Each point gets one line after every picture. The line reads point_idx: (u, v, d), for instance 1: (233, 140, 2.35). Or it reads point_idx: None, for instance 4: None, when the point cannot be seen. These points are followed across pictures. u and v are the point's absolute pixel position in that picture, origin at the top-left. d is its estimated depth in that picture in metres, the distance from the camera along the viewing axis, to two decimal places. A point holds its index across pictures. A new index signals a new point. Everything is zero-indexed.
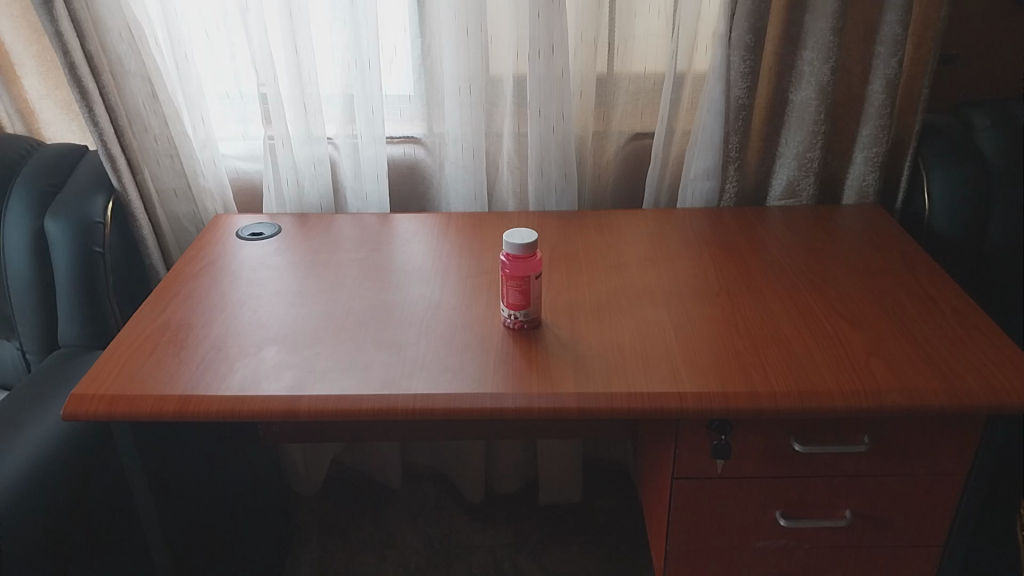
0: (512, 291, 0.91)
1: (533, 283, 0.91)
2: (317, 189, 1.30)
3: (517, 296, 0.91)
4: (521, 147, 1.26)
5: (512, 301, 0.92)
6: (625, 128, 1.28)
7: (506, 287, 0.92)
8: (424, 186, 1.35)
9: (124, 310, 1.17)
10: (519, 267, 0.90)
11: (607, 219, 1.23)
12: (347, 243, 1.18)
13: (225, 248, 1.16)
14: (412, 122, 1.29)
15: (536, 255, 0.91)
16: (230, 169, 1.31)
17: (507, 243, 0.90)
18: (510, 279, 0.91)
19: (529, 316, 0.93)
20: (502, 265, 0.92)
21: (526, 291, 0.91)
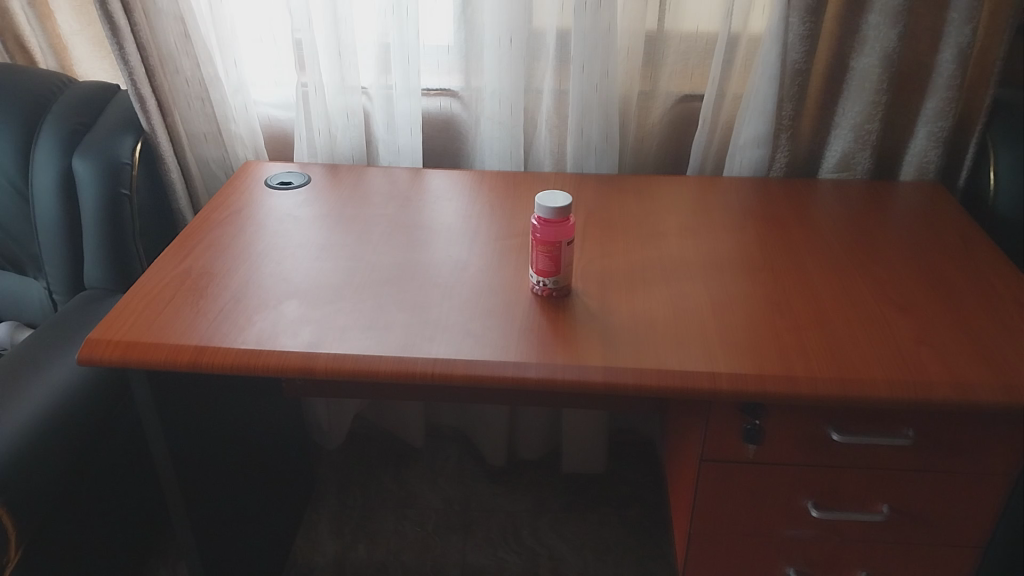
0: (542, 257, 0.87)
1: (564, 250, 0.87)
2: (349, 140, 1.26)
3: (547, 263, 0.87)
4: (562, 106, 1.21)
5: (542, 267, 0.88)
6: (673, 89, 1.22)
7: (536, 252, 0.88)
8: (458, 141, 1.31)
9: (148, 254, 1.15)
10: (551, 233, 0.86)
11: (648, 185, 1.18)
12: (378, 198, 1.14)
13: (253, 197, 1.14)
14: (449, 74, 1.24)
15: (569, 220, 0.87)
16: (263, 116, 1.28)
17: (539, 206, 0.85)
18: (541, 244, 0.87)
19: (559, 283, 0.89)
20: (533, 229, 0.88)
21: (556, 257, 0.87)
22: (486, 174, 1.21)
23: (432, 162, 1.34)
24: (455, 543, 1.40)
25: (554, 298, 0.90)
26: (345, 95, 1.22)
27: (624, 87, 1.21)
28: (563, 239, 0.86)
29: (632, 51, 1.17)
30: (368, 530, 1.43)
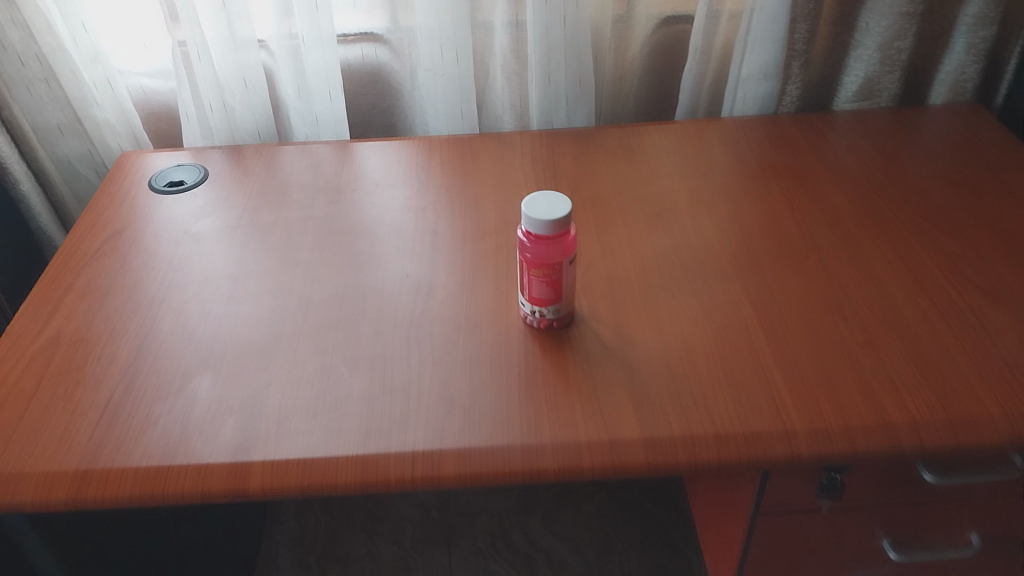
0: (540, 283, 0.66)
1: (566, 270, 0.66)
2: (251, 113, 0.99)
3: (547, 289, 0.66)
4: (519, 45, 0.95)
5: (540, 296, 0.67)
6: (653, 10, 0.97)
7: (529, 276, 0.66)
8: (392, 97, 1.05)
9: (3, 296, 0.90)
10: (547, 251, 0.64)
11: (635, 138, 0.95)
12: (298, 192, 0.89)
13: (134, 208, 0.87)
14: (371, 14, 0.96)
15: (569, 233, 0.65)
16: (133, 88, 0.98)
17: (528, 219, 0.63)
18: (536, 268, 0.65)
19: (562, 311, 0.68)
20: (519, 246, 0.66)
21: (557, 281, 0.66)
22: (432, 143, 0.97)
23: (359, 124, 1.08)
24: (438, 560, 1.23)
25: (558, 332, 0.68)
26: (237, 51, 0.94)
27: (596, 13, 0.95)
28: (564, 257, 0.65)
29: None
30: (338, 556, 1.24)
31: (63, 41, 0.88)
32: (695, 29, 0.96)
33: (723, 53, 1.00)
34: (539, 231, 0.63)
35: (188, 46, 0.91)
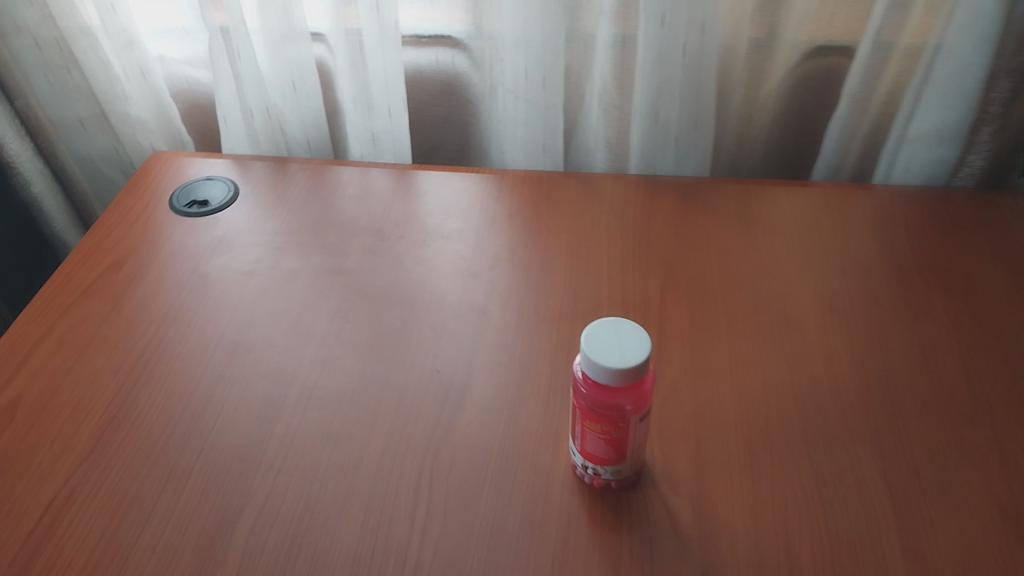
0: (597, 438, 0.49)
1: (635, 428, 0.48)
2: (301, 119, 0.85)
3: (606, 447, 0.49)
4: (625, 71, 0.76)
5: (596, 452, 0.50)
6: (802, 38, 0.76)
7: (583, 426, 0.49)
8: (468, 112, 0.88)
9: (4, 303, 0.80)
10: (610, 402, 0.47)
11: (758, 201, 0.76)
12: (339, 232, 0.73)
13: (147, 228, 0.73)
14: (449, 14, 0.79)
15: (643, 380, 0.47)
16: (173, 77, 0.85)
17: (588, 361, 0.46)
18: (594, 419, 0.48)
19: (625, 470, 0.51)
20: (576, 385, 0.48)
21: (619, 440, 0.49)
22: (505, 181, 0.79)
23: (429, 137, 0.93)
24: None
25: (611, 512, 0.51)
26: (285, 46, 0.79)
27: (727, 37, 0.75)
28: (634, 413, 0.47)
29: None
30: None
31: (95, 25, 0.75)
32: (854, 66, 0.74)
33: (886, 99, 0.78)
34: (602, 380, 0.45)
35: (231, 33, 0.77)
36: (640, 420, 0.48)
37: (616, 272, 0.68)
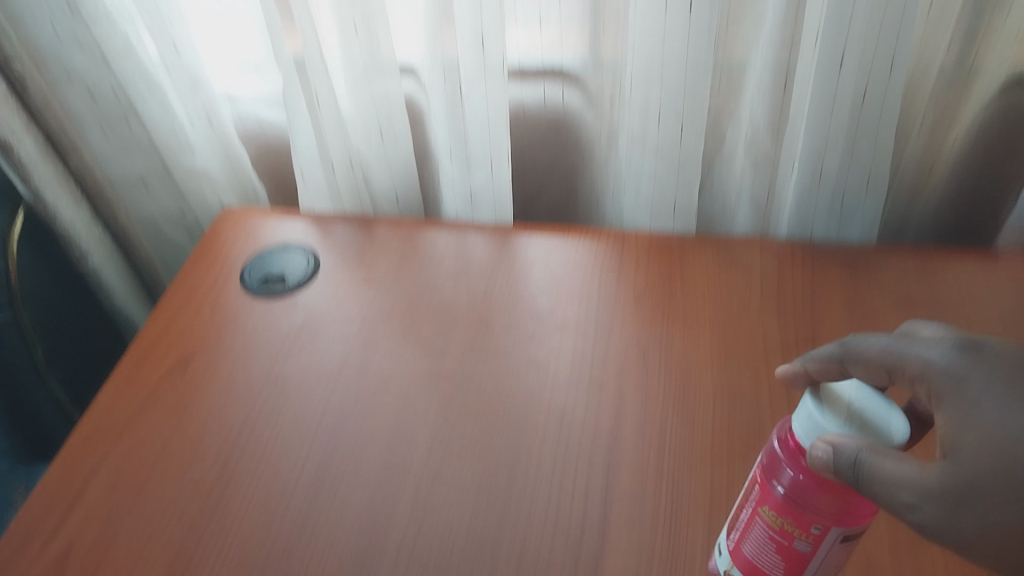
0: (771, 539, 0.39)
1: (832, 555, 0.38)
2: (391, 169, 0.75)
3: (777, 563, 0.39)
4: (786, 99, 0.62)
5: (761, 557, 0.40)
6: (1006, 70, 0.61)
7: (761, 516, 0.39)
8: (578, 156, 0.77)
9: (48, 371, 0.70)
10: (827, 503, 0.36)
11: (947, 283, 0.61)
12: (436, 321, 0.62)
13: (215, 312, 0.64)
14: (562, 46, 0.68)
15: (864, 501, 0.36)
16: (245, 116, 0.75)
17: (801, 418, 0.36)
18: (775, 514, 0.38)
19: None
20: (772, 462, 0.38)
21: (792, 558, 0.39)
22: (628, 251, 0.66)
23: (532, 180, 0.82)
24: None
25: None
26: (370, 83, 0.69)
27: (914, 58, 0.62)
28: (830, 539, 0.37)
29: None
30: None
31: (152, 64, 0.68)
32: None
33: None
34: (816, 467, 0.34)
35: (308, 64, 0.65)
36: (845, 547, 0.38)
37: (778, 388, 0.55)
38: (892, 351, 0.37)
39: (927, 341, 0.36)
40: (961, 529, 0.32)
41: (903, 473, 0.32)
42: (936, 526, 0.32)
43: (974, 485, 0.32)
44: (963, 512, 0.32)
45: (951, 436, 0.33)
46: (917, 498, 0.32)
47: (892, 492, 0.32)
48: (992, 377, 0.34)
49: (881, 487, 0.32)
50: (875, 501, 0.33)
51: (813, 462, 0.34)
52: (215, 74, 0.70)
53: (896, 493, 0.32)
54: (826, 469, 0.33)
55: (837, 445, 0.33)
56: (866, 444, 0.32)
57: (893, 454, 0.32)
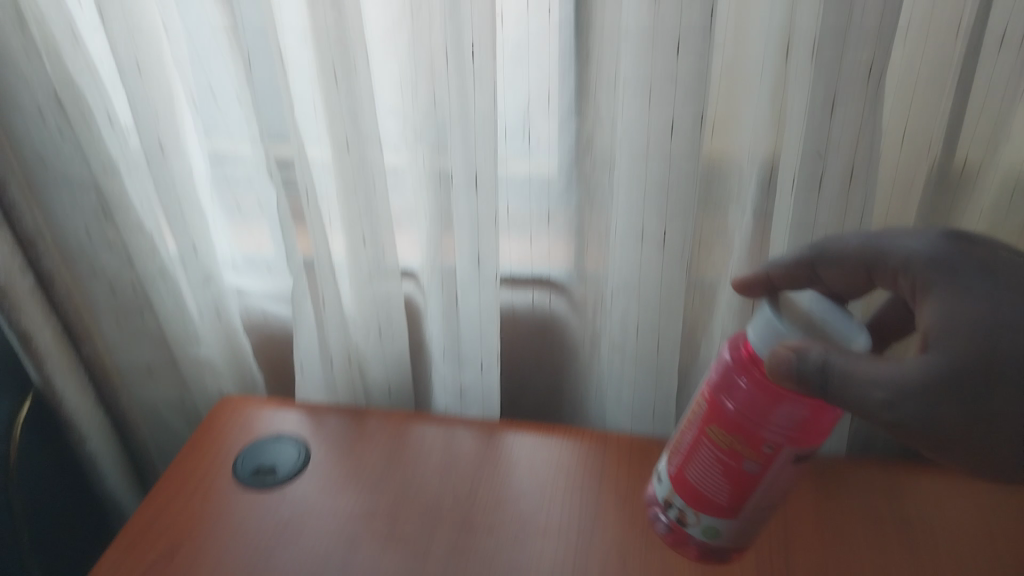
0: (715, 466, 0.47)
1: (770, 475, 0.46)
2: (386, 364, 0.79)
3: (721, 483, 0.47)
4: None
5: (706, 480, 0.48)
6: None
7: (709, 438, 0.47)
8: (563, 356, 0.82)
9: (32, 556, 0.69)
10: (777, 420, 0.44)
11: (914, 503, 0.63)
12: (421, 519, 0.63)
13: (204, 503, 0.65)
14: (550, 261, 0.75)
15: (814, 413, 0.44)
16: (252, 310, 0.80)
17: (757, 329, 0.45)
18: (724, 430, 0.46)
19: (722, 527, 0.49)
20: (723, 368, 0.47)
21: (739, 481, 0.47)
22: (609, 454, 0.69)
23: (519, 377, 0.86)
24: None
25: None
26: (372, 284, 0.74)
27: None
28: (780, 452, 0.45)
29: (894, 212, 0.63)
30: None
31: (171, 261, 0.73)
32: None
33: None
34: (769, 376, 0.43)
35: (316, 265, 0.71)
36: (784, 466, 0.46)
37: None
38: (879, 240, 0.50)
39: (912, 235, 0.49)
40: (932, 414, 0.42)
41: (869, 372, 0.41)
42: (909, 416, 0.42)
43: (954, 376, 0.42)
44: (939, 408, 0.42)
45: (940, 327, 0.44)
46: (892, 396, 0.42)
47: (869, 391, 0.41)
48: (956, 253, 0.46)
49: (850, 380, 0.41)
50: (841, 404, 0.42)
51: (776, 371, 0.42)
52: (226, 270, 0.77)
53: (869, 391, 0.41)
54: (785, 374, 0.42)
55: (795, 352, 0.42)
56: (838, 355, 0.42)
57: (858, 359, 0.42)
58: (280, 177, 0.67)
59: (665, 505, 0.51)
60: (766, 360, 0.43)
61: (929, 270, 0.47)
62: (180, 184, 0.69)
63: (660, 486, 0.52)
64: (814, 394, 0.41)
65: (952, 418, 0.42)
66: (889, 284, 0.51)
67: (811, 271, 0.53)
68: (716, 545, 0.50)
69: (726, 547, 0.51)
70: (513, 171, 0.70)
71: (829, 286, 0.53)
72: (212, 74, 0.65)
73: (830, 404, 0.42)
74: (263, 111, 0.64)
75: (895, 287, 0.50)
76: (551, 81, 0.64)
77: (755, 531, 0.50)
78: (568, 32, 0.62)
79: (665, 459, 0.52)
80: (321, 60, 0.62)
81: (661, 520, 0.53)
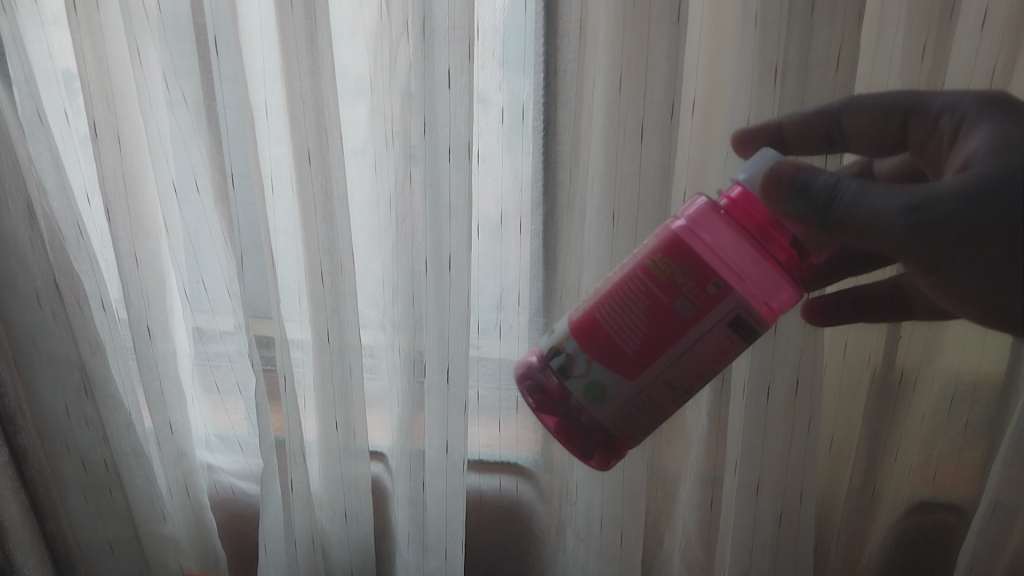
0: (639, 296, 0.43)
1: (697, 328, 0.43)
2: (350, 546, 0.80)
3: (639, 322, 0.43)
4: (714, 514, 0.71)
5: (619, 318, 0.44)
6: (902, 497, 0.71)
7: (646, 270, 0.43)
8: (529, 538, 0.84)
9: None
10: (743, 275, 0.43)
11: None
12: None
13: None
14: (517, 447, 0.78)
15: (779, 285, 0.44)
16: (223, 486, 0.84)
17: (752, 164, 0.45)
18: (671, 254, 0.43)
19: (612, 384, 0.44)
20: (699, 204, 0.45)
21: (657, 319, 0.43)
22: None
23: (484, 557, 0.87)
24: None
25: None
26: (342, 461, 0.75)
27: (822, 482, 0.72)
28: (728, 304, 0.42)
29: (839, 422, 0.68)
30: None
31: (146, 437, 0.75)
32: (969, 538, 0.66)
33: (982, 565, 0.66)
34: (763, 201, 0.45)
35: (287, 445, 0.73)
36: (716, 330, 0.42)
37: None
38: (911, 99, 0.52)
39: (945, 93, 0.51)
40: (952, 225, 0.45)
41: (878, 203, 0.45)
42: (931, 219, 0.45)
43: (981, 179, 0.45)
44: (963, 190, 0.45)
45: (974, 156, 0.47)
46: (910, 202, 0.45)
47: (877, 209, 0.45)
48: (990, 116, 0.48)
49: (857, 204, 0.45)
50: (848, 228, 0.46)
51: (772, 189, 0.44)
52: (201, 448, 0.81)
53: (878, 204, 0.45)
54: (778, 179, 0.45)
55: (798, 174, 0.45)
56: (852, 184, 0.46)
57: (870, 184, 0.46)
58: (261, 357, 0.70)
59: (553, 352, 0.46)
60: (763, 181, 0.45)
61: (974, 115, 0.49)
62: (162, 365, 0.72)
63: (550, 335, 0.47)
64: (816, 212, 0.45)
65: (972, 232, 0.45)
66: (924, 134, 0.52)
67: (835, 123, 0.53)
68: (592, 412, 0.45)
69: (598, 423, 0.46)
70: (485, 361, 0.74)
71: (850, 135, 0.53)
72: (204, 266, 0.69)
73: (830, 231, 0.46)
74: (250, 293, 0.67)
75: (924, 147, 0.53)
76: (520, 285, 0.70)
77: (634, 421, 0.46)
78: (537, 243, 0.68)
79: (569, 312, 0.47)
80: (309, 260, 0.66)
81: (538, 379, 0.48)
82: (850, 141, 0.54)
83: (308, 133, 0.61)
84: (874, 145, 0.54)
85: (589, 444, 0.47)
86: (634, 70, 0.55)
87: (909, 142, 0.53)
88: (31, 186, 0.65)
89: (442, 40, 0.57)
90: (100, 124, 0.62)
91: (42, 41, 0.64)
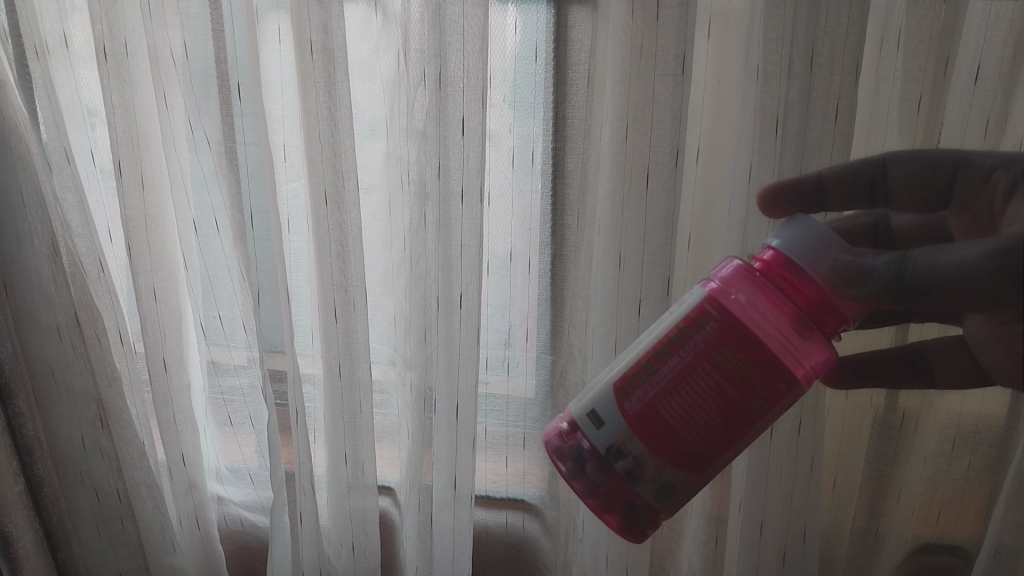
0: (709, 395, 0.43)
1: (765, 420, 0.44)
2: None
3: (712, 423, 0.44)
4: (718, 552, 0.72)
5: (688, 419, 0.44)
6: (906, 534, 0.71)
7: (716, 371, 0.43)
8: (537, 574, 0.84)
9: None
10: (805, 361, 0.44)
11: None
12: None
13: None
14: (524, 483, 0.79)
15: (826, 353, 0.46)
16: (232, 518, 0.85)
17: (791, 229, 0.45)
18: (742, 354, 0.43)
19: (682, 481, 0.45)
20: (745, 284, 0.45)
21: (731, 419, 0.43)
22: None
23: None
24: None
25: None
26: (350, 496, 0.76)
27: (828, 521, 0.73)
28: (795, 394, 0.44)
29: (841, 459, 0.70)
30: None
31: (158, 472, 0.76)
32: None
33: None
34: (817, 274, 0.44)
35: (295, 477, 0.74)
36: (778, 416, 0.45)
37: None
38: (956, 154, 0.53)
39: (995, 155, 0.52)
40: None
41: (957, 263, 0.45)
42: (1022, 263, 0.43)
43: None
44: None
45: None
46: (993, 250, 0.44)
47: (959, 267, 0.45)
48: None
49: (932, 272, 0.45)
50: (928, 295, 0.45)
51: (836, 270, 0.44)
52: (212, 480, 0.83)
53: (956, 262, 0.45)
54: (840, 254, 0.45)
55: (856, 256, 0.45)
56: (923, 252, 0.46)
57: (942, 247, 0.46)
58: (273, 391, 0.71)
59: (615, 454, 0.45)
60: (824, 265, 0.44)
61: None
62: (177, 398, 0.73)
63: (602, 432, 0.45)
64: (889, 286, 0.45)
65: None
66: (970, 192, 0.53)
67: (881, 170, 0.55)
68: (659, 506, 0.46)
69: (660, 512, 0.46)
70: (493, 396, 0.75)
71: (894, 184, 0.55)
72: (220, 300, 0.71)
73: (907, 296, 0.46)
74: (263, 333, 0.68)
75: (971, 205, 0.54)
76: (529, 323, 0.71)
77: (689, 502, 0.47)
78: (545, 282, 0.70)
79: (614, 404, 0.45)
80: (324, 297, 0.68)
81: (591, 477, 0.47)
82: (894, 197, 0.56)
83: (324, 175, 0.63)
84: (917, 200, 0.56)
85: (647, 529, 0.48)
86: (640, 117, 0.57)
87: (953, 200, 0.55)
88: (56, 223, 0.67)
89: (455, 88, 0.59)
90: (125, 165, 0.64)
91: (72, 85, 0.66)
